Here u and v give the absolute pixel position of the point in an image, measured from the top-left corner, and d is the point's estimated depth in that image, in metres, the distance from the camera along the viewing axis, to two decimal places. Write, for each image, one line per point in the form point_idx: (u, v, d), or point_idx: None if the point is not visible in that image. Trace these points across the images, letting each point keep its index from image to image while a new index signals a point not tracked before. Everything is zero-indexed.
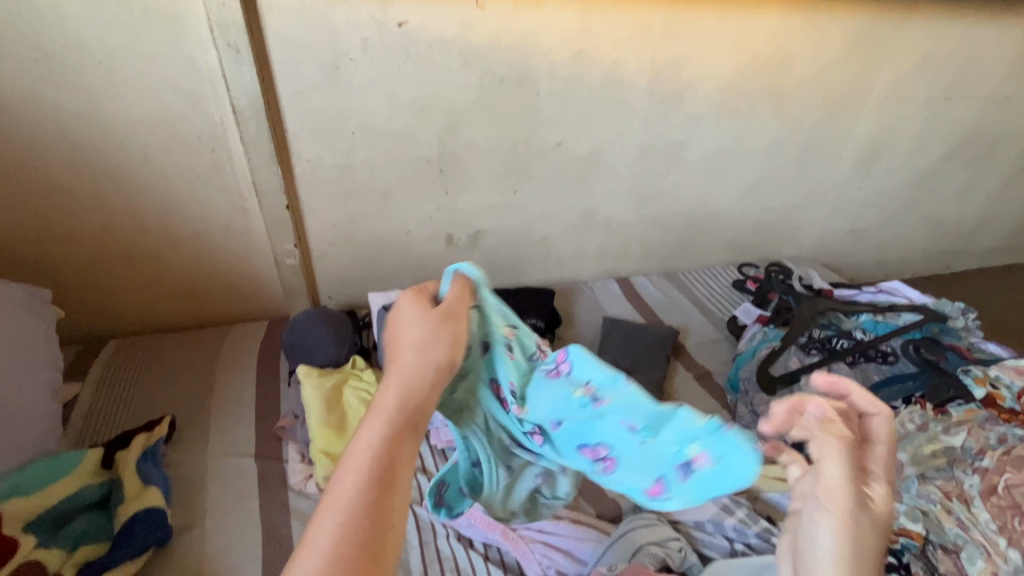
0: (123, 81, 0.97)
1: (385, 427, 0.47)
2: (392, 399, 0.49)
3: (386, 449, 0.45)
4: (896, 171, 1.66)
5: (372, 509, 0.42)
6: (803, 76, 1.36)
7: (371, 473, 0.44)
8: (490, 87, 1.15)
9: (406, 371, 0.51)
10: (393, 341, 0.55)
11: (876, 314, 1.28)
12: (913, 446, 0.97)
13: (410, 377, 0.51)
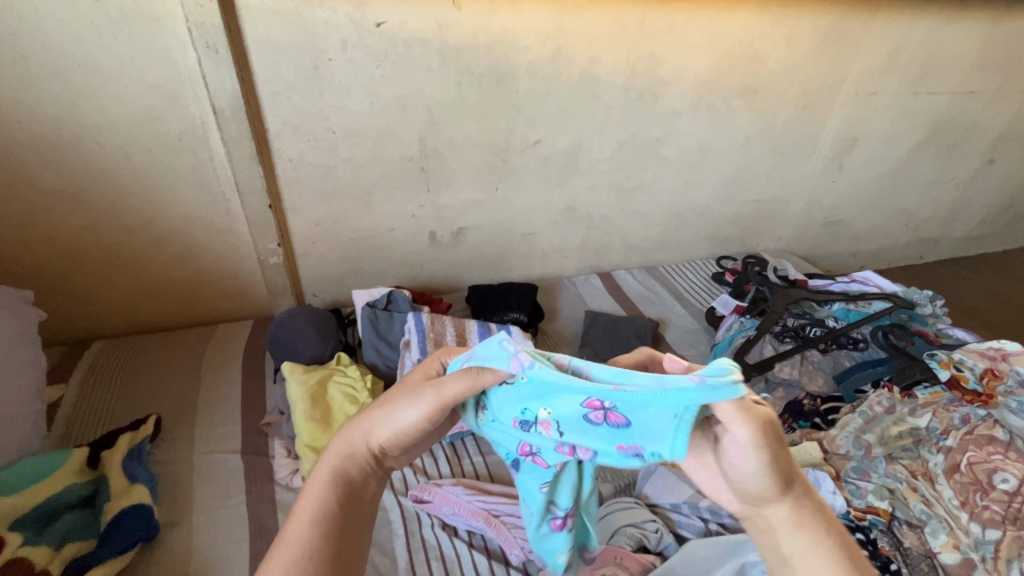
0: (101, 83, 0.97)
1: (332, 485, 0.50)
2: (357, 439, 0.52)
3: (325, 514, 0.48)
4: (869, 164, 1.71)
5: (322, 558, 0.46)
6: (776, 72, 1.40)
7: (331, 501, 0.49)
8: (469, 86, 1.17)
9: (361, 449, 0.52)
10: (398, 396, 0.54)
11: (848, 302, 1.34)
12: (880, 428, 1.00)
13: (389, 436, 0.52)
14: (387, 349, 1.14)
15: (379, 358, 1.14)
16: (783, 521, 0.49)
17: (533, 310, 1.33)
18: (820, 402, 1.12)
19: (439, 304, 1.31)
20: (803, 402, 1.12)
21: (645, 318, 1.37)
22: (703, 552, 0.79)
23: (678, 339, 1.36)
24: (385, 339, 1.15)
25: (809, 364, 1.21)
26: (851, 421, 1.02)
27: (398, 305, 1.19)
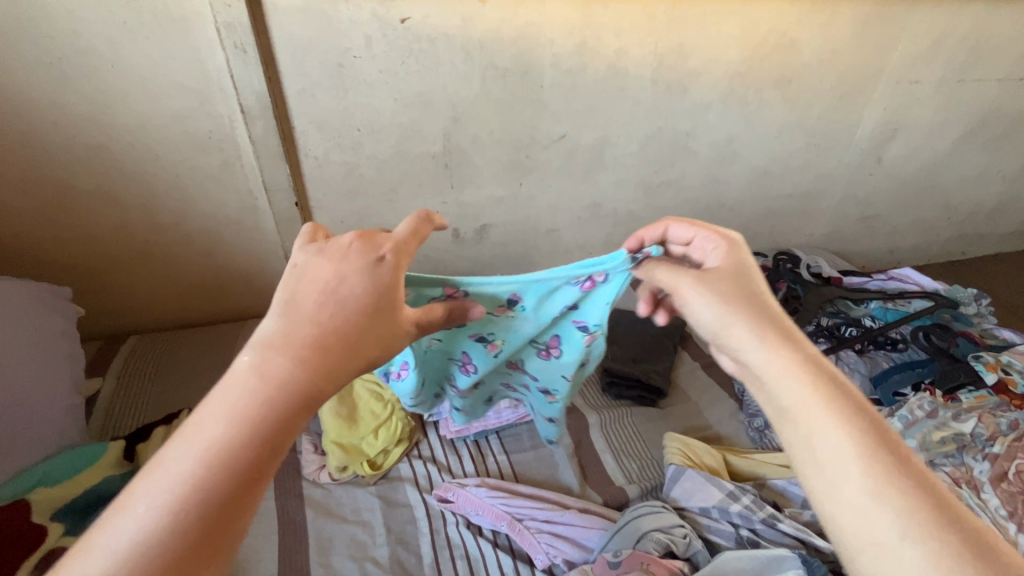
0: (133, 84, 0.99)
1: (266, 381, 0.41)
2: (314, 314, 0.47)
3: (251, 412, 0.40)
4: (909, 156, 1.64)
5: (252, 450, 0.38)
6: (811, 62, 1.35)
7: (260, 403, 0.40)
8: (493, 80, 1.16)
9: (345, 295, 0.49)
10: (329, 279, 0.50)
11: (886, 301, 1.26)
12: (921, 432, 0.95)
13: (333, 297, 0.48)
14: None
15: None
16: (696, 288, 0.61)
17: None
18: None
19: None
20: None
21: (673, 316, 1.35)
22: (739, 565, 0.77)
23: None
24: None
25: (844, 365, 1.13)
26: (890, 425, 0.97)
27: None
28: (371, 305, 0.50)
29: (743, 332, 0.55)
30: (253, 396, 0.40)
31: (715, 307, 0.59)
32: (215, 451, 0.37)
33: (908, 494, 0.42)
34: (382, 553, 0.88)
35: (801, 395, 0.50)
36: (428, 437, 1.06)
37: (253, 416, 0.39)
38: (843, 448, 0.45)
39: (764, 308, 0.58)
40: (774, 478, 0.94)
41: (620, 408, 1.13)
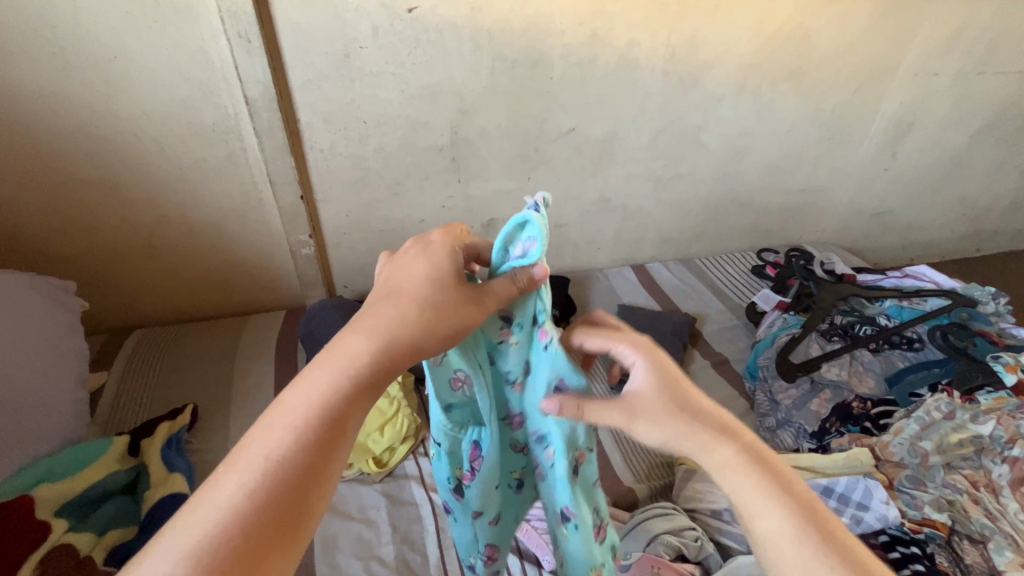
0: (136, 75, 0.98)
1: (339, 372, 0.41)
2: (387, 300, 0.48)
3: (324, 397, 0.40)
4: (925, 150, 1.60)
5: (324, 430, 0.39)
6: (827, 53, 1.32)
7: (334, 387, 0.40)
8: (501, 72, 1.14)
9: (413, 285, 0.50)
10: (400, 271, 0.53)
11: (901, 299, 1.23)
12: (938, 435, 0.93)
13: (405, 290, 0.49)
14: None
15: None
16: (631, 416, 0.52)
17: (565, 305, 1.30)
18: (870, 405, 1.04)
19: None
20: (851, 405, 1.04)
21: (682, 313, 1.33)
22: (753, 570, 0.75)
23: (716, 336, 1.31)
24: None
25: (859, 364, 1.11)
26: (905, 428, 0.95)
27: None
28: (432, 281, 0.51)
29: (689, 449, 0.50)
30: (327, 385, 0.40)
31: (660, 437, 0.51)
32: (294, 434, 0.38)
33: (847, 552, 0.44)
34: (387, 552, 0.87)
35: (739, 486, 0.48)
36: None
37: (324, 401, 0.40)
38: (787, 533, 0.45)
39: (697, 414, 0.52)
40: None
41: None
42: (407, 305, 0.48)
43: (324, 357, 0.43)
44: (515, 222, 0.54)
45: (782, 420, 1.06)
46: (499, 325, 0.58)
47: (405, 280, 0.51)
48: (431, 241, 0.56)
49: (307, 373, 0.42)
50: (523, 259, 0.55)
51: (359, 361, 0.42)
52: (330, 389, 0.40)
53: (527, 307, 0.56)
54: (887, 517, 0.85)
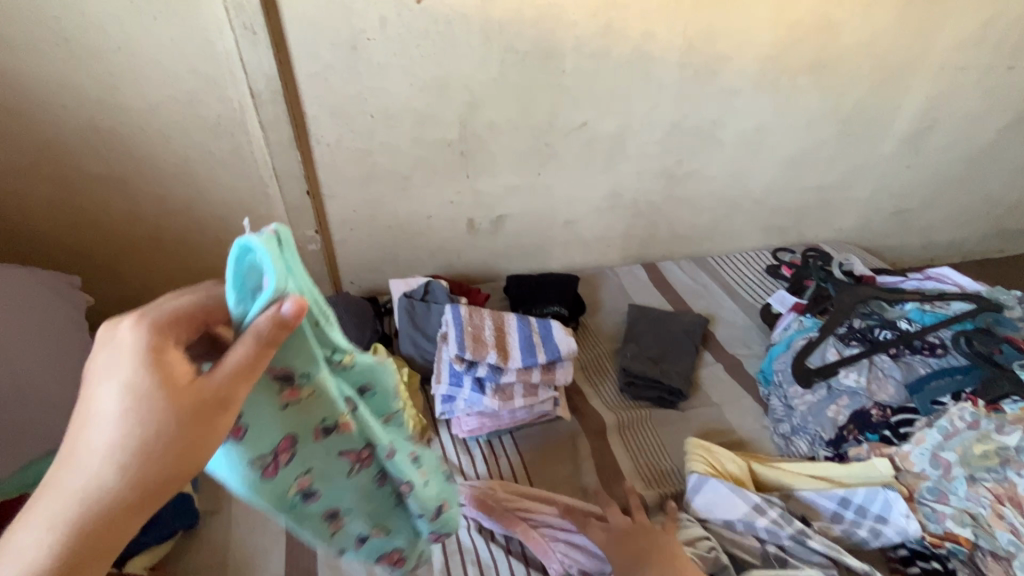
0: (140, 67, 0.96)
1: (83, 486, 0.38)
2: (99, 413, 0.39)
3: (75, 509, 0.38)
4: (950, 147, 1.55)
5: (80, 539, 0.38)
6: (849, 46, 1.27)
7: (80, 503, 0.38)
8: (512, 64, 1.11)
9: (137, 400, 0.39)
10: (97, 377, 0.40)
11: (923, 302, 1.18)
12: (962, 445, 0.89)
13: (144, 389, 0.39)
14: (423, 341, 1.11)
15: (417, 350, 1.12)
16: None
17: (574, 303, 1.28)
18: (890, 413, 1.01)
19: (477, 295, 1.26)
20: (871, 413, 1.01)
21: (694, 314, 1.30)
22: None
23: (729, 338, 1.28)
24: (422, 330, 1.12)
25: (878, 370, 1.06)
26: (927, 437, 0.92)
27: (436, 295, 1.16)
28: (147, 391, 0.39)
29: None
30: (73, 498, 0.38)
31: None
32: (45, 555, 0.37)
33: None
34: None
35: None
36: (440, 436, 1.04)
37: (74, 516, 0.38)
38: None
39: None
40: (802, 489, 0.89)
41: (639, 410, 1.09)
42: (126, 415, 0.39)
43: (40, 502, 0.38)
44: (236, 257, 0.43)
45: (798, 427, 1.04)
46: (278, 389, 0.49)
47: (102, 404, 0.39)
48: (121, 332, 0.40)
49: (66, 474, 0.38)
50: (264, 298, 0.42)
51: (96, 500, 0.38)
52: (79, 502, 0.38)
53: (307, 351, 0.49)
54: (904, 531, 0.83)
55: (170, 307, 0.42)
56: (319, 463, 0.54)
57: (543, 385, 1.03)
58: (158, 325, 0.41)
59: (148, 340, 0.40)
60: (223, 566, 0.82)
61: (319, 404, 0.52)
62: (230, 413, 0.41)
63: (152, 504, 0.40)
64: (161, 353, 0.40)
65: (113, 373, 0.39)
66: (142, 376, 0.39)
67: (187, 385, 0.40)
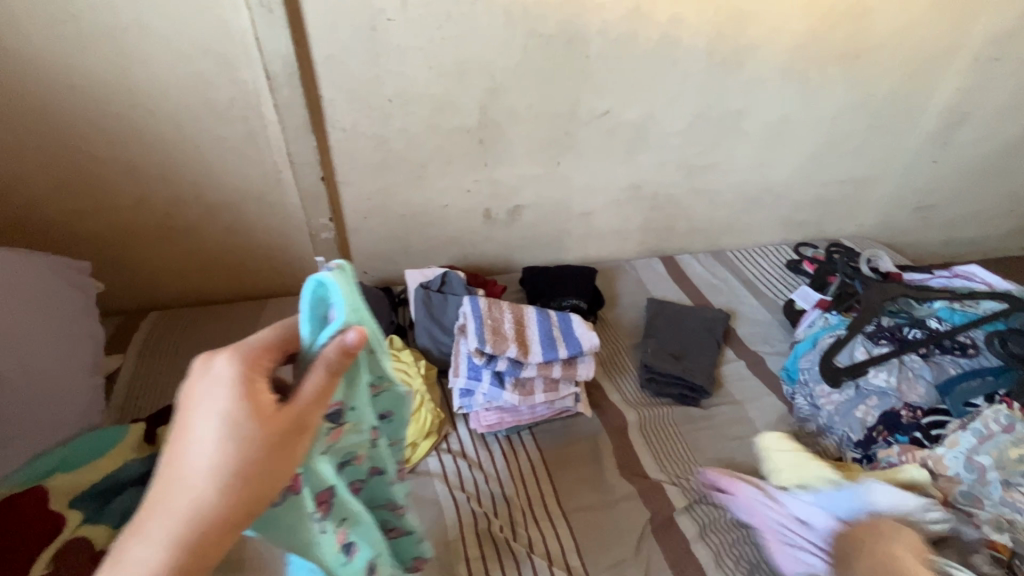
0: (152, 46, 0.93)
1: (189, 505, 0.40)
2: (198, 438, 0.41)
3: (182, 528, 0.39)
4: (979, 142, 1.50)
5: (193, 551, 0.39)
6: (882, 35, 1.22)
7: (186, 520, 0.39)
8: (535, 49, 1.07)
9: (234, 422, 0.41)
10: (189, 405, 0.42)
11: (954, 301, 1.15)
12: (997, 450, 0.86)
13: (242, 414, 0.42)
14: (440, 333, 1.09)
15: (433, 342, 1.09)
16: None
17: (593, 297, 1.25)
18: (920, 415, 0.98)
19: (494, 287, 1.23)
20: (900, 414, 0.98)
21: (715, 309, 1.27)
22: None
23: (751, 334, 1.25)
24: (439, 322, 1.09)
25: (908, 371, 1.02)
26: (960, 439, 0.89)
27: (453, 286, 1.13)
28: (247, 416, 0.42)
29: None
30: (179, 517, 0.39)
31: None
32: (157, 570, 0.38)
33: None
34: None
35: None
36: (458, 430, 1.01)
37: (182, 532, 0.39)
38: None
39: None
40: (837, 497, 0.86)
41: (660, 408, 1.06)
42: (222, 443, 0.41)
43: (143, 526, 0.39)
44: (311, 291, 0.49)
45: (824, 427, 1.02)
46: (328, 428, 0.53)
47: (200, 429, 0.41)
48: (215, 361, 0.43)
49: (163, 495, 0.40)
50: (334, 328, 0.49)
51: (199, 516, 0.40)
52: (189, 518, 0.39)
53: (357, 382, 0.55)
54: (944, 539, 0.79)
55: (254, 343, 0.46)
56: (351, 509, 0.57)
57: (564, 380, 1.01)
58: (245, 356, 0.44)
59: (241, 370, 0.43)
60: None
61: (354, 439, 0.56)
62: (308, 436, 0.45)
63: (238, 534, 0.42)
64: (256, 383, 0.43)
65: (209, 402, 0.41)
66: (239, 402, 0.42)
67: (278, 409, 0.44)
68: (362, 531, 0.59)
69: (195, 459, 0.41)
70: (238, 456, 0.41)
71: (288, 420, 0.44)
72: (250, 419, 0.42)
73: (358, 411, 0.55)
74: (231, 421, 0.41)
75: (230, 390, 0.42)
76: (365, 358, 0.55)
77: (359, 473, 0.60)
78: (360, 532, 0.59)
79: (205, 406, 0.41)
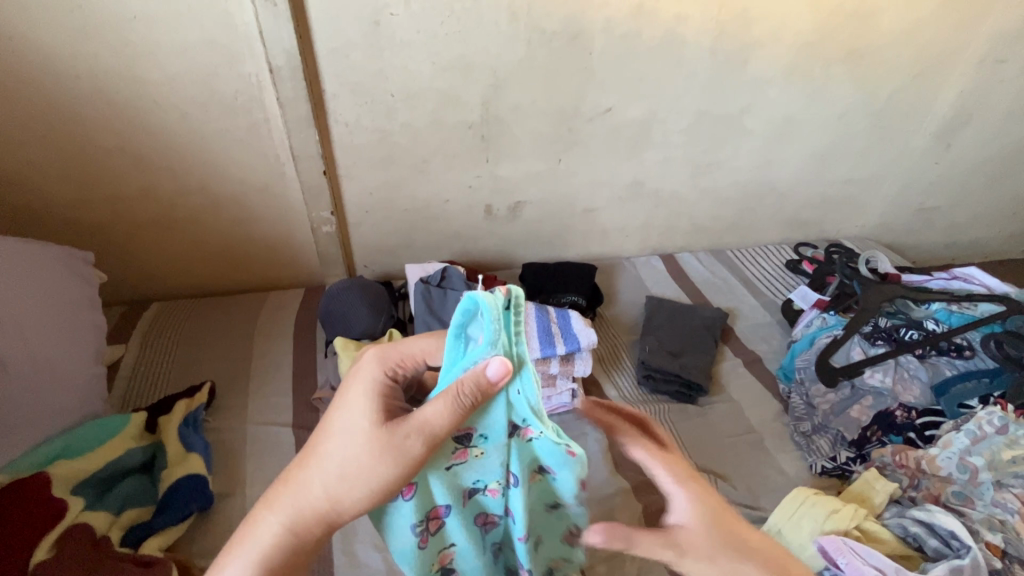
0: (157, 37, 0.93)
1: (318, 476, 0.53)
2: (337, 428, 0.54)
3: (307, 491, 0.53)
4: (982, 144, 1.50)
5: (311, 508, 0.53)
6: (887, 35, 1.22)
7: (313, 488, 0.53)
8: (539, 45, 1.07)
9: (361, 425, 0.53)
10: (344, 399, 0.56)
11: (951, 302, 1.15)
12: (990, 450, 0.88)
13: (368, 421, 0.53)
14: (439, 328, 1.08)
15: None
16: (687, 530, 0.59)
17: (592, 294, 1.26)
18: (915, 415, 0.99)
19: (494, 282, 1.24)
20: (894, 414, 0.99)
21: (714, 308, 1.28)
22: None
23: (749, 333, 1.26)
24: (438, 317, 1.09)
25: (904, 371, 1.05)
26: (954, 440, 0.90)
27: (453, 281, 1.14)
28: (371, 421, 0.53)
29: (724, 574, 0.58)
30: (311, 481, 0.54)
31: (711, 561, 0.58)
32: (285, 514, 0.54)
33: None
34: None
35: None
36: None
37: (306, 494, 0.53)
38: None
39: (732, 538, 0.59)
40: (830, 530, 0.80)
41: (657, 404, 1.07)
42: (351, 438, 0.53)
43: (291, 479, 0.55)
44: (463, 309, 0.50)
45: (819, 425, 1.02)
46: (454, 446, 0.56)
47: (341, 423, 0.54)
48: (370, 369, 0.57)
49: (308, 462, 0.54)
50: (471, 358, 0.51)
51: (319, 486, 0.53)
52: (312, 484, 0.53)
53: (486, 417, 0.54)
54: (959, 567, 0.73)
55: (400, 359, 0.58)
56: (461, 532, 0.61)
57: (562, 376, 1.03)
58: (386, 371, 0.57)
59: (380, 381, 0.56)
60: None
61: (478, 469, 0.57)
62: (410, 456, 0.52)
63: (342, 511, 0.54)
64: (386, 396, 0.56)
65: (353, 402, 0.55)
66: (370, 408, 0.54)
67: (396, 423, 0.53)
68: (467, 549, 0.63)
69: (332, 444, 0.54)
70: (357, 452, 0.52)
71: (396, 435, 0.52)
72: (372, 425, 0.53)
73: (491, 441, 0.56)
74: (362, 422, 0.53)
75: (369, 396, 0.55)
76: (505, 399, 0.53)
77: (483, 502, 0.61)
78: (465, 550, 0.63)
79: (349, 405, 0.55)
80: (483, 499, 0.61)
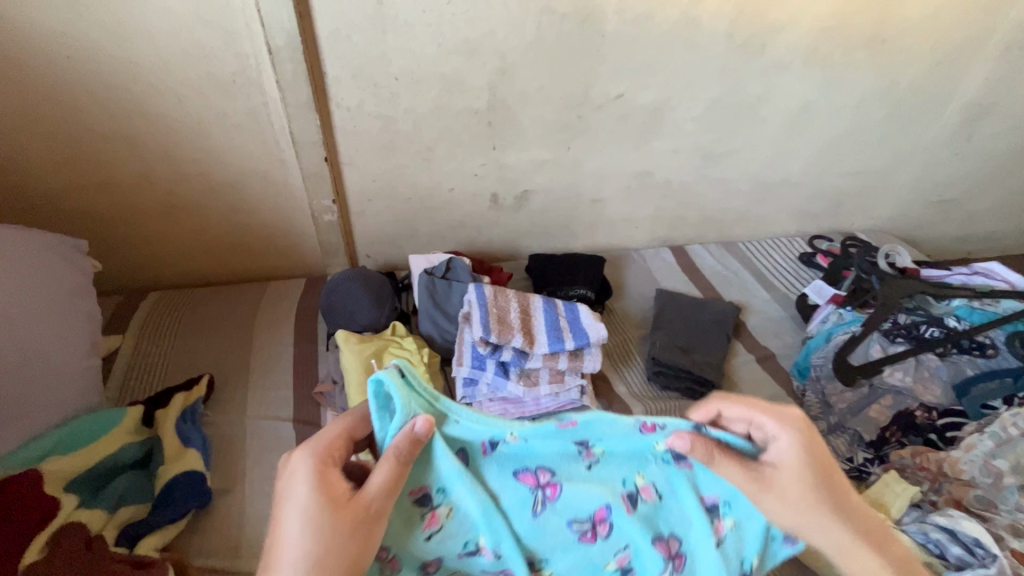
0: (150, 15, 0.89)
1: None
2: (293, 526, 0.53)
3: None
4: (1004, 134, 1.45)
5: None
6: (911, 20, 1.17)
7: None
8: (549, 27, 1.02)
9: (319, 513, 0.53)
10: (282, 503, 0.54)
11: (973, 299, 1.11)
12: (1015, 454, 0.85)
13: (324, 506, 0.54)
14: (444, 321, 1.06)
15: (436, 329, 1.06)
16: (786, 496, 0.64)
17: (600, 287, 1.22)
18: (935, 415, 0.97)
19: (500, 273, 1.20)
20: (915, 414, 0.96)
21: (726, 302, 1.24)
22: None
23: (762, 328, 1.22)
24: (443, 310, 1.07)
25: (925, 369, 1.01)
26: (978, 443, 0.87)
27: (458, 273, 1.10)
28: (329, 506, 0.54)
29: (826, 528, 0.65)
30: None
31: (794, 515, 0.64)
32: None
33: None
34: None
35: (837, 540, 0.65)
36: None
37: None
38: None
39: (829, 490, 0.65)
40: None
41: (668, 402, 1.04)
42: (312, 526, 0.53)
43: None
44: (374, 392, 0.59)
45: (835, 425, 0.99)
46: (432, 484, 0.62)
47: (294, 521, 0.53)
48: (297, 464, 0.55)
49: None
50: (401, 420, 0.59)
51: None
52: None
53: (438, 464, 0.62)
54: None
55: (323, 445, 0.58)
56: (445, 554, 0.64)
57: (570, 372, 0.99)
58: (321, 457, 0.56)
59: (318, 471, 0.55)
60: (237, 548, 0.79)
61: (461, 504, 0.63)
62: (378, 520, 0.56)
63: None
64: (331, 480, 0.55)
65: (297, 497, 0.54)
66: (318, 493, 0.54)
67: (354, 501, 0.55)
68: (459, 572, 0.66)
69: (294, 543, 0.52)
70: (326, 537, 0.53)
71: (362, 510, 0.55)
72: (331, 509, 0.54)
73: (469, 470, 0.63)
74: (315, 510, 0.53)
75: (315, 489, 0.54)
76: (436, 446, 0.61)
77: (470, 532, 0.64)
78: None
79: (295, 501, 0.54)
80: (474, 528, 0.64)
